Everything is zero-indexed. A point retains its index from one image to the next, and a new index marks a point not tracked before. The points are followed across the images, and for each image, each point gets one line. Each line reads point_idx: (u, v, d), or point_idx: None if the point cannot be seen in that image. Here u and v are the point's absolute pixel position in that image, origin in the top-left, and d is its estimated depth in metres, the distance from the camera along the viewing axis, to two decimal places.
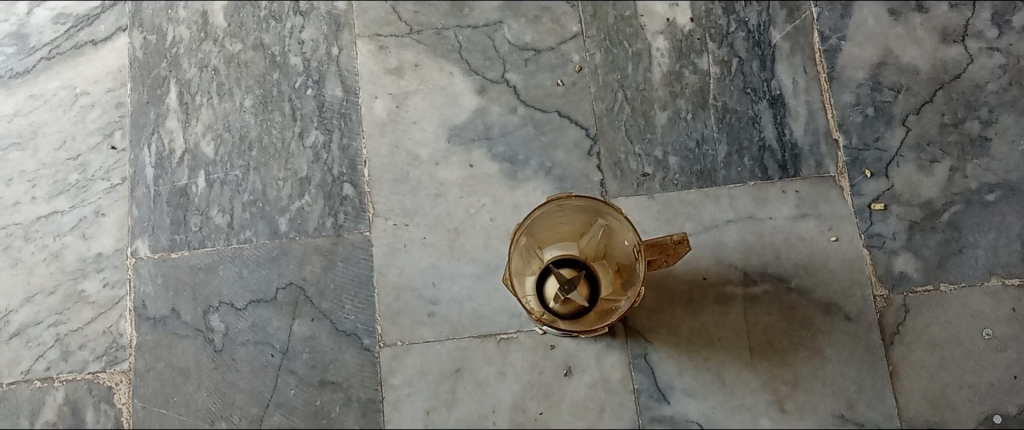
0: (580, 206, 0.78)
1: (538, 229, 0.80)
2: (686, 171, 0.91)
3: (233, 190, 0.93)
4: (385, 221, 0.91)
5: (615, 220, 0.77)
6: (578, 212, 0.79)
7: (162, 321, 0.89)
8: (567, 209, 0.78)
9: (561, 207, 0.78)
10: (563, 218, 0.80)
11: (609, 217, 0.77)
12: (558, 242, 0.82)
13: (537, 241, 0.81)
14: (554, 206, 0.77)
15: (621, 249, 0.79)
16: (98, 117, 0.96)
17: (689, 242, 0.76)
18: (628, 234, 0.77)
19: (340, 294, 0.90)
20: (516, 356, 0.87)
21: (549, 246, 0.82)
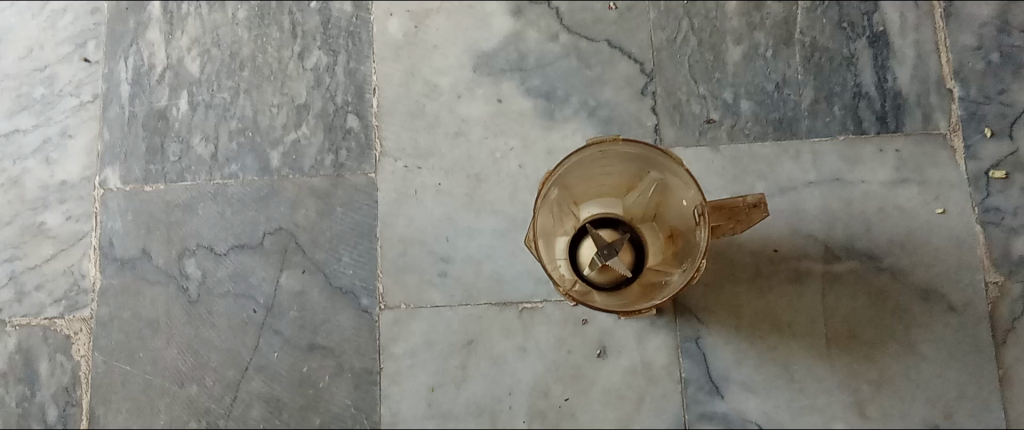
0: (628, 154, 0.62)
1: (576, 181, 0.64)
2: (760, 120, 0.75)
3: (220, 115, 0.80)
4: (395, 162, 0.77)
5: (671, 174, 0.61)
6: (626, 160, 0.63)
7: (130, 263, 0.76)
8: (612, 157, 0.63)
9: (605, 154, 0.62)
10: (606, 167, 0.64)
11: (665, 169, 0.61)
12: (599, 197, 0.66)
13: (574, 195, 0.65)
14: (595, 152, 0.61)
15: (678, 211, 0.63)
16: (70, 24, 0.83)
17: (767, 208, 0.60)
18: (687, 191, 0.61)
19: (336, 244, 0.76)
20: (540, 330, 0.72)
21: (587, 201, 0.66)
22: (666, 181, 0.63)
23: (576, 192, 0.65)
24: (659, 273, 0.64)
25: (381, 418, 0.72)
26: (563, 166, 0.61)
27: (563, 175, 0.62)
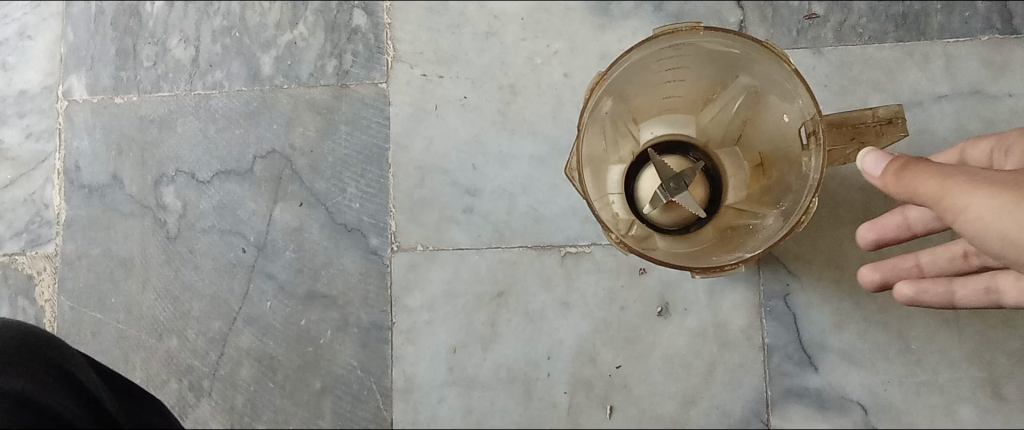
0: (710, 54, 0.46)
1: (638, 90, 0.48)
2: (879, 14, 0.59)
3: (201, 10, 0.66)
4: (411, 70, 0.63)
5: (769, 81, 0.45)
6: (706, 63, 0.47)
7: (100, 191, 0.64)
8: (688, 57, 0.46)
9: (679, 53, 0.46)
10: (679, 72, 0.48)
11: (761, 75, 0.45)
12: (667, 115, 0.51)
13: (633, 110, 0.49)
14: (668, 50, 0.45)
15: (772, 132, 0.47)
16: None
17: (902, 125, 0.44)
18: (790, 104, 0.44)
19: (340, 171, 0.62)
20: (587, 281, 0.59)
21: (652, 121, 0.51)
22: (759, 91, 0.47)
23: (635, 105, 0.49)
24: (742, 214, 0.48)
25: (394, 383, 0.60)
26: (622, 68, 0.45)
27: (622, 81, 0.46)
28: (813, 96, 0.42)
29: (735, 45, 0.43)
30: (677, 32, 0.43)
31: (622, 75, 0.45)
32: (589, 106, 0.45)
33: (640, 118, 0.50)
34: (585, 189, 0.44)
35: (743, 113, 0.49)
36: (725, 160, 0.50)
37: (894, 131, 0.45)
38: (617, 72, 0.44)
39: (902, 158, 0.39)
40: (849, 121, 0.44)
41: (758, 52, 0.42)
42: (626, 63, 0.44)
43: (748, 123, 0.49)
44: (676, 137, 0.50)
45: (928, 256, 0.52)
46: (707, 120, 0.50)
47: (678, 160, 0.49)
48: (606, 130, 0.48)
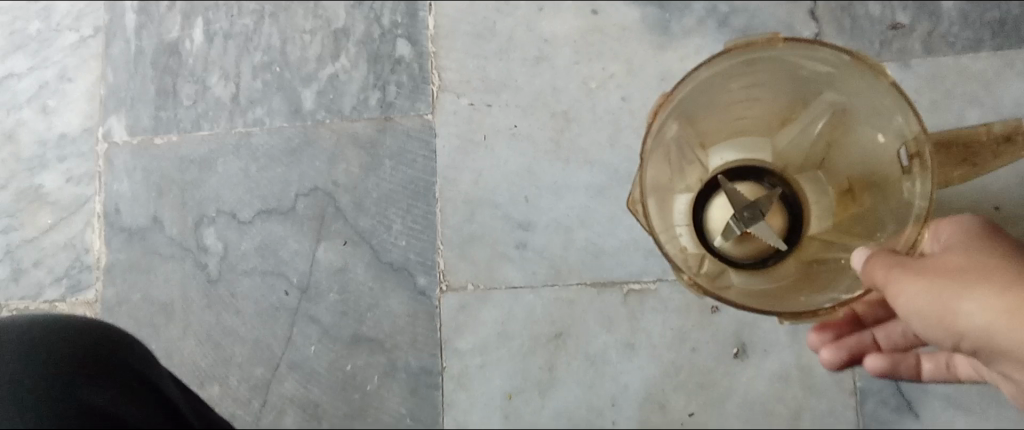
0: (797, 68, 0.39)
1: (710, 113, 0.42)
2: (964, 22, 0.54)
3: (242, 45, 0.64)
4: (458, 99, 0.60)
5: (865, 99, 0.38)
6: (787, 80, 0.40)
7: (140, 235, 0.62)
8: (766, 75, 0.40)
9: (756, 70, 0.39)
10: (756, 92, 0.41)
11: (855, 93, 0.38)
12: (738, 137, 0.44)
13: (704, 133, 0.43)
14: (744, 67, 0.39)
15: (867, 156, 0.40)
16: None
17: None
18: (891, 124, 0.37)
19: (385, 207, 0.59)
20: (652, 320, 0.55)
21: (721, 145, 0.44)
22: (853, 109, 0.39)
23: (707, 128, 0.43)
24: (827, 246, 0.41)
25: None
26: (688, 91, 0.39)
27: (690, 104, 0.40)
28: (919, 115, 0.35)
29: (822, 57, 0.37)
30: (753, 49, 0.37)
31: (690, 97, 0.39)
32: (651, 134, 0.39)
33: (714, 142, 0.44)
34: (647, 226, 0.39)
35: (832, 133, 0.42)
36: (809, 187, 0.43)
37: (1012, 150, 0.38)
38: (683, 93, 0.38)
39: (877, 256, 0.35)
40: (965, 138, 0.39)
41: (851, 67, 0.35)
42: (693, 83, 0.38)
43: (839, 146, 0.42)
44: (755, 160, 0.44)
45: (882, 331, 0.47)
46: (789, 142, 0.43)
47: (754, 188, 0.43)
48: (674, 160, 0.42)
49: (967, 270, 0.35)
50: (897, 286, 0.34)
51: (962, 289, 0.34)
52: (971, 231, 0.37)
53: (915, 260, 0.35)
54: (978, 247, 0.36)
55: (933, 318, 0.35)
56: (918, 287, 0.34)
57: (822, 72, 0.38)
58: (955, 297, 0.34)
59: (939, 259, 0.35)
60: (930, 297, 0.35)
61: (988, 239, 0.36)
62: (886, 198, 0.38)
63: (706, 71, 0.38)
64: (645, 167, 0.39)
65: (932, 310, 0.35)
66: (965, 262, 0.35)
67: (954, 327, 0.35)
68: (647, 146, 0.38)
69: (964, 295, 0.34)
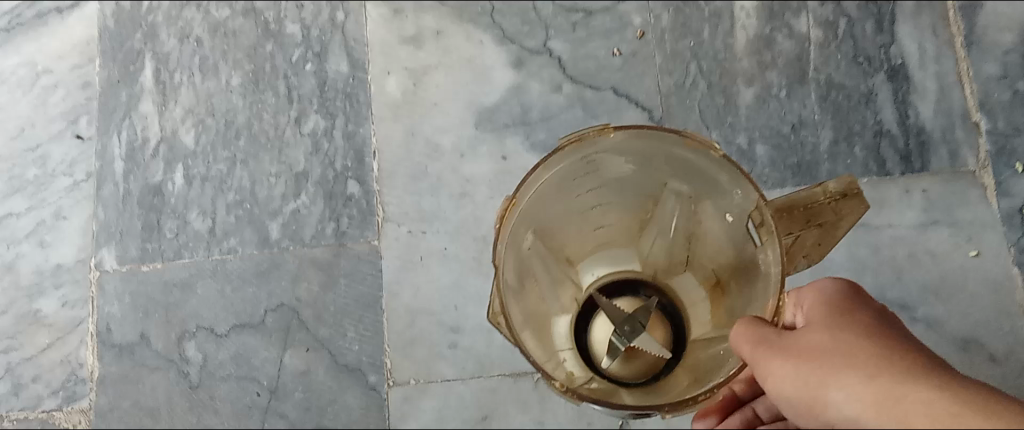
0: (631, 171, 0.48)
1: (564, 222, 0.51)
2: (779, 164, 0.73)
3: (217, 187, 0.77)
4: (399, 228, 0.74)
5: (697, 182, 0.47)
6: (625, 186, 0.50)
7: (130, 349, 0.74)
8: (609, 179, 0.49)
9: (599, 178, 0.48)
10: (605, 198, 0.50)
11: (687, 179, 0.47)
12: (600, 254, 0.53)
13: (566, 249, 0.52)
14: (584, 173, 0.47)
15: (718, 235, 0.49)
16: (61, 99, 0.78)
17: (859, 198, 0.45)
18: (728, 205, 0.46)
19: (340, 318, 0.73)
20: (559, 401, 0.69)
21: (587, 263, 0.53)
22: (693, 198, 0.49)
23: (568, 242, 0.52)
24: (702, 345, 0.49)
25: None
26: (539, 194, 0.47)
27: (539, 215, 0.48)
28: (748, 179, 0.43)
29: (649, 151, 0.46)
30: (584, 151, 0.45)
31: (539, 205, 0.47)
32: (508, 237, 0.46)
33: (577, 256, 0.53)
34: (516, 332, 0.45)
35: (683, 228, 0.51)
36: (676, 289, 0.51)
37: (852, 204, 0.45)
38: (534, 201, 0.46)
39: (752, 326, 0.42)
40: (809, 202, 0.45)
41: (680, 149, 0.44)
42: (542, 185, 0.46)
43: (691, 237, 0.51)
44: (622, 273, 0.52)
45: None
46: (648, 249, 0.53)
47: (631, 300, 0.51)
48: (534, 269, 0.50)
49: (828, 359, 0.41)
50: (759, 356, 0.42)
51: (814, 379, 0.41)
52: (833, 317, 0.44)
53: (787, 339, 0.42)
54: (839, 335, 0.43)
55: (806, 404, 0.42)
56: (785, 365, 0.42)
57: (650, 155, 0.46)
58: (822, 384, 0.41)
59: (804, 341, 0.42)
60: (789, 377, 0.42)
61: (846, 326, 0.43)
62: (748, 281, 0.46)
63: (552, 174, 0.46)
64: (511, 276, 0.46)
65: (804, 394, 0.41)
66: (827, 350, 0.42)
67: (822, 414, 0.41)
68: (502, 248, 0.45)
69: (832, 384, 0.41)
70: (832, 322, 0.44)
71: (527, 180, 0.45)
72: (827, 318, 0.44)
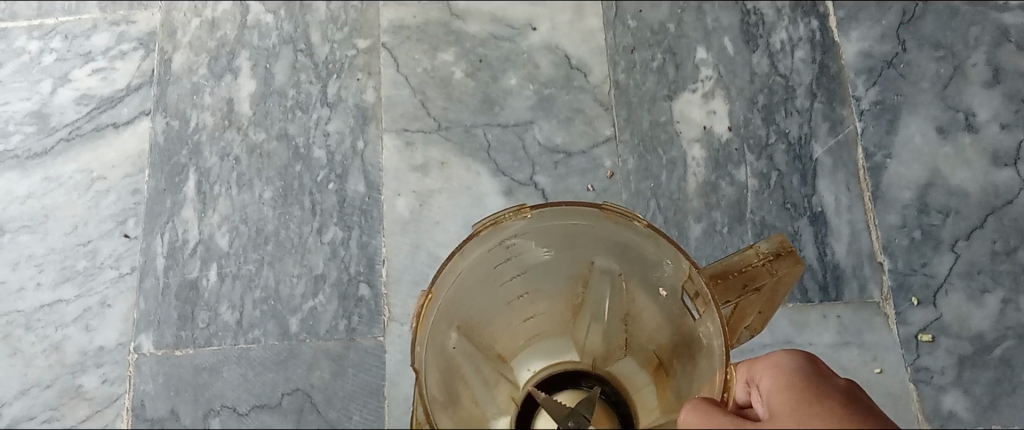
0: (552, 247, 0.51)
1: (486, 307, 0.51)
2: None
3: (245, 285, 0.90)
4: (401, 326, 0.88)
5: (625, 253, 0.51)
6: (547, 272, 0.53)
7: (160, 423, 0.85)
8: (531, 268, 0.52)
9: (521, 264, 0.51)
10: (530, 285, 0.53)
11: (612, 251, 0.51)
12: (535, 351, 0.53)
13: (499, 348, 0.52)
14: (507, 259, 0.50)
15: (660, 303, 0.51)
16: (113, 203, 0.94)
17: (787, 252, 0.53)
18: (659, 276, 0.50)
19: (347, 403, 0.85)
20: None
21: (524, 361, 0.52)
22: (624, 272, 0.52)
23: (497, 336, 0.52)
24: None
25: None
26: (463, 282, 0.48)
27: (461, 303, 0.49)
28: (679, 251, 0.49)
29: (567, 224, 0.49)
30: (502, 233, 0.49)
31: (462, 300, 0.49)
32: (431, 332, 0.46)
33: (504, 352, 0.52)
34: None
35: (617, 309, 0.54)
36: (616, 373, 0.52)
37: (782, 260, 0.53)
38: (450, 288, 0.47)
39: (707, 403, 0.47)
40: (743, 265, 0.52)
41: (604, 222, 0.49)
42: (464, 270, 0.48)
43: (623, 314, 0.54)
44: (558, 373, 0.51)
45: None
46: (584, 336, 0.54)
47: (573, 393, 0.50)
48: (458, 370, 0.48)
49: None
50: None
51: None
52: (789, 405, 0.49)
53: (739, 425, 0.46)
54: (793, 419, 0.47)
55: None
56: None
57: (564, 231, 0.50)
58: None
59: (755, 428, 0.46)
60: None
61: (801, 414, 0.47)
62: (687, 356, 0.50)
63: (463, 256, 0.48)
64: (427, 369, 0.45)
65: None
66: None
67: None
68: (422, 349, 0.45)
69: None
70: (790, 410, 0.48)
71: (446, 268, 0.47)
72: (784, 406, 0.49)
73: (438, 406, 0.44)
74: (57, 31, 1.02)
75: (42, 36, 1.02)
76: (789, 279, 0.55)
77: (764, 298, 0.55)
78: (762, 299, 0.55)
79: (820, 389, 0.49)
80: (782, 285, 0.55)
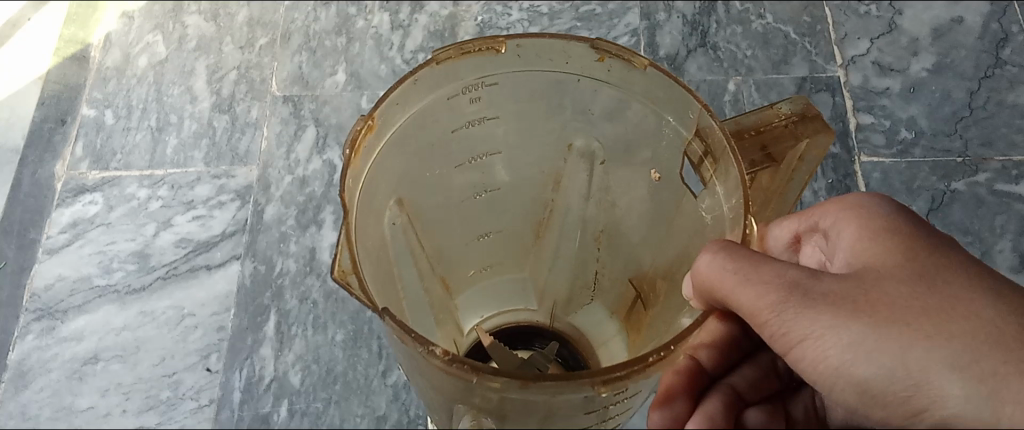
0: (516, 145, 0.73)
1: (450, 199, 0.75)
2: None
3: (312, 421, 0.97)
4: None
5: (590, 136, 0.72)
6: (523, 168, 0.76)
7: None
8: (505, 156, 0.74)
9: (488, 148, 0.73)
10: (500, 186, 0.77)
11: (582, 137, 0.73)
12: (508, 308, 0.85)
13: (466, 263, 0.82)
14: (465, 109, 0.67)
15: (626, 235, 0.77)
16: (199, 338, 1.03)
17: (809, 116, 0.67)
18: (654, 142, 0.67)
19: None
20: None
21: (499, 311, 0.85)
22: (603, 160, 0.74)
23: (459, 228, 0.79)
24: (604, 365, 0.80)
25: None
26: (411, 122, 0.64)
27: (418, 178, 0.70)
28: (684, 86, 0.60)
29: (536, 68, 0.66)
30: (457, 63, 0.63)
31: (412, 145, 0.66)
32: (377, 158, 0.62)
33: (467, 271, 0.83)
34: (359, 274, 0.53)
35: (586, 233, 0.82)
36: (576, 323, 0.84)
37: (800, 124, 0.67)
38: (408, 125, 0.64)
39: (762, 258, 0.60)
40: (764, 125, 0.67)
41: (586, 66, 0.65)
42: (423, 107, 0.64)
43: (581, 260, 0.84)
44: (519, 317, 0.85)
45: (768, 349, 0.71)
46: (548, 257, 0.85)
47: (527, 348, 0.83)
48: (404, 237, 0.70)
49: (869, 308, 0.59)
50: (766, 297, 0.60)
51: (828, 325, 0.59)
52: (873, 260, 0.62)
53: (803, 279, 0.60)
54: (878, 281, 0.60)
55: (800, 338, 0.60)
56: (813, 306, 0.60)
57: (535, 90, 0.68)
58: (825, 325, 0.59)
59: (827, 281, 0.60)
60: (814, 328, 0.59)
61: (887, 273, 0.61)
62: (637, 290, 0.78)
63: (416, 81, 0.61)
64: (376, 185, 0.63)
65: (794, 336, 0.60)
66: (864, 296, 0.60)
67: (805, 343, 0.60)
68: (368, 174, 0.60)
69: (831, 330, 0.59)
70: (877, 265, 0.61)
71: (399, 105, 0.61)
72: (869, 263, 0.62)
73: (364, 237, 0.59)
74: (165, 181, 1.15)
75: (151, 184, 1.15)
76: (817, 147, 0.68)
77: (785, 176, 0.69)
78: (784, 177, 0.69)
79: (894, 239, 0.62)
80: (801, 165, 0.68)
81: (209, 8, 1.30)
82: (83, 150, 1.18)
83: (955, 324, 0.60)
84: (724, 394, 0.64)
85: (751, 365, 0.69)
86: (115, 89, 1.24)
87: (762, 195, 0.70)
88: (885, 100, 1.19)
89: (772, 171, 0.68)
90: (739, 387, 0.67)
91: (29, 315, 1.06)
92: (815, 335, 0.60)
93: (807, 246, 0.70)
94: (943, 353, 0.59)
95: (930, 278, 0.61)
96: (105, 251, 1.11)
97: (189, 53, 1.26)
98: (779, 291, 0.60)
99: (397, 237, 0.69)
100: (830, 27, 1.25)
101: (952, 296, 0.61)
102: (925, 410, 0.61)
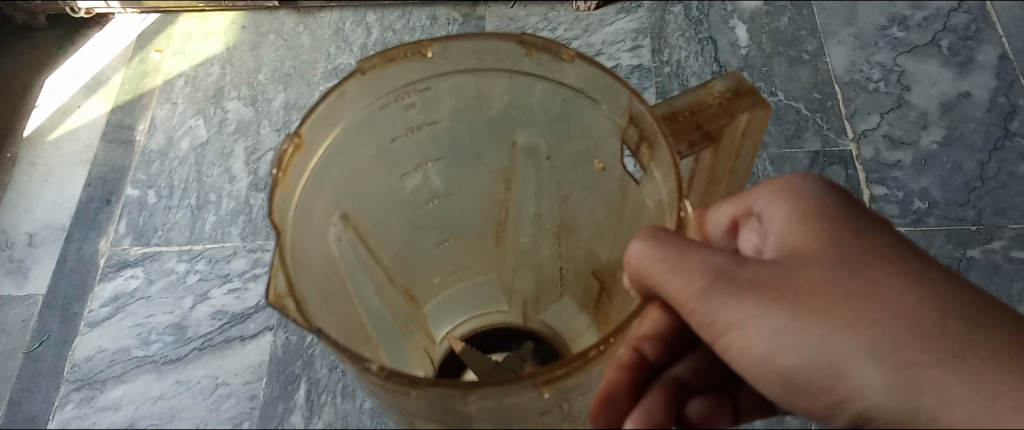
0: (459, 148, 0.75)
1: (402, 210, 0.77)
2: None
3: None
4: None
5: (534, 135, 0.73)
6: (472, 170, 0.78)
7: None
8: (449, 159, 0.76)
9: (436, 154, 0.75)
10: (450, 191, 0.79)
11: (524, 135, 0.73)
12: (470, 319, 0.87)
13: (425, 274, 0.85)
14: (402, 115, 0.69)
15: (582, 229, 0.77)
16: (231, 406, 1.07)
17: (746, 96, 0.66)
18: (595, 132, 0.67)
19: None
20: None
21: (463, 321, 0.87)
22: (546, 156, 0.74)
23: (410, 237, 0.81)
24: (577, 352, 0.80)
25: None
26: (348, 132, 0.65)
27: (366, 190, 0.71)
28: (614, 77, 0.60)
29: (469, 70, 0.66)
30: (385, 71, 0.63)
31: (352, 157, 0.67)
32: (310, 171, 0.62)
33: (432, 280, 0.86)
34: (295, 296, 0.56)
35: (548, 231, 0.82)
36: (548, 320, 0.85)
37: (736, 106, 0.66)
38: (343, 135, 0.64)
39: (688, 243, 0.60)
40: (698, 105, 0.66)
41: (524, 62, 0.64)
42: (357, 117, 0.65)
43: (541, 258, 0.85)
44: (494, 320, 0.87)
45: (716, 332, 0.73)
46: (511, 256, 0.86)
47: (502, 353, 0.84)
48: (354, 251, 0.72)
49: (793, 294, 0.62)
50: (694, 284, 0.60)
51: (751, 314, 0.61)
52: (801, 247, 0.64)
53: (730, 266, 0.62)
54: (800, 266, 0.63)
55: (729, 327, 0.62)
56: (742, 293, 0.61)
57: (472, 93, 0.68)
58: (750, 316, 0.61)
59: (752, 267, 0.62)
60: (739, 317, 0.61)
61: (813, 258, 0.63)
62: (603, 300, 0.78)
63: (344, 89, 0.62)
64: (312, 195, 0.64)
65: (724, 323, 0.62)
66: (788, 281, 0.62)
67: (733, 331, 0.62)
68: (301, 196, 0.62)
69: (757, 317, 0.61)
70: (804, 253, 0.64)
71: (330, 114, 0.62)
72: (796, 250, 0.64)
73: (297, 254, 0.60)
74: (203, 256, 1.21)
75: (189, 258, 1.21)
76: (749, 125, 0.67)
77: (729, 155, 0.68)
78: (727, 155, 0.68)
79: (827, 228, 0.65)
80: (738, 141, 0.67)
81: (248, 94, 1.38)
82: (126, 228, 1.24)
83: (872, 313, 0.63)
84: (669, 387, 0.69)
85: (697, 354, 0.72)
86: (158, 170, 1.31)
87: (702, 172, 0.71)
88: (897, 171, 1.23)
89: (713, 150, 0.68)
90: (683, 377, 0.71)
91: (69, 386, 1.10)
92: (744, 322, 0.62)
93: (745, 231, 0.69)
94: (860, 340, 0.63)
95: (850, 262, 0.64)
96: (143, 323, 1.15)
97: (229, 135, 1.34)
98: (707, 277, 0.60)
99: (346, 252, 0.71)
100: (840, 103, 1.30)
101: (874, 280, 0.64)
102: (847, 400, 0.65)
